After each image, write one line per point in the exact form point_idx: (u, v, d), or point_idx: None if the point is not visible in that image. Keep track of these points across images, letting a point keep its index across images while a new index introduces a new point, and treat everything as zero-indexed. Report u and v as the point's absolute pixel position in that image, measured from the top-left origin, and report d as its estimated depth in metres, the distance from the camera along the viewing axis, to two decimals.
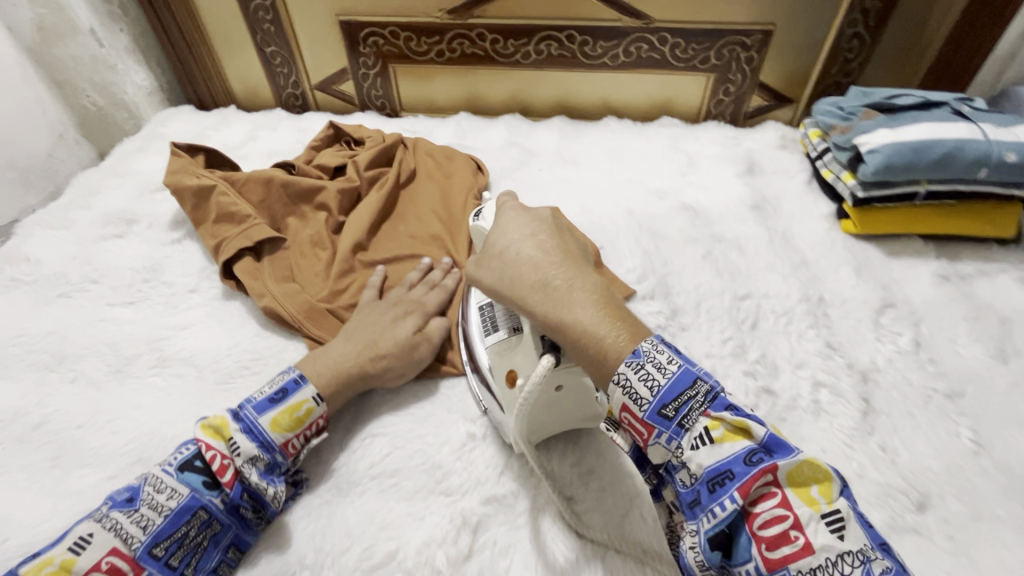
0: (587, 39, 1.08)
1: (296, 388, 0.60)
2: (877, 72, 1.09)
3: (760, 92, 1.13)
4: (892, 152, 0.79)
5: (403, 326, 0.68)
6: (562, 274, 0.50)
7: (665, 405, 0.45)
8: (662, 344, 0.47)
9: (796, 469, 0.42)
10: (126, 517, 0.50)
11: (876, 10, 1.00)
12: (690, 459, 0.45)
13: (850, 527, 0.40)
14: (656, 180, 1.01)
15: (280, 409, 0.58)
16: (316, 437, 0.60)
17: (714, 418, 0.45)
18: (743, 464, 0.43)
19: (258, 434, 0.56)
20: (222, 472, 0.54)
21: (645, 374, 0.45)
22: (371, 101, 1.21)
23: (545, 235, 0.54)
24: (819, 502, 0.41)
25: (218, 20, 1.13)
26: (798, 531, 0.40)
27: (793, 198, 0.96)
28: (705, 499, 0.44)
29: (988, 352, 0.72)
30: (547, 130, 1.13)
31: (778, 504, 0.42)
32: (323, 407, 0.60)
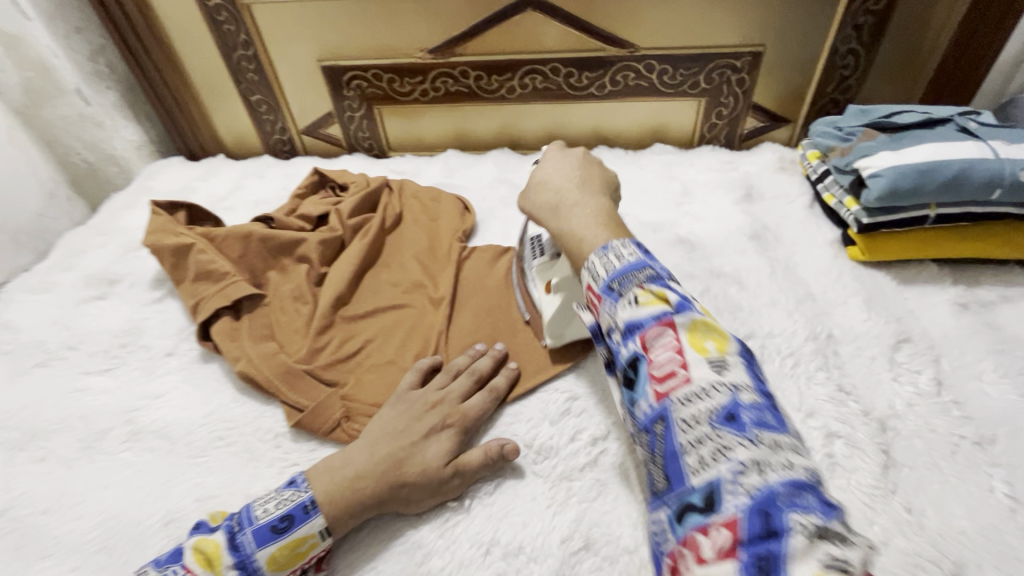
0: (572, 71, 1.05)
1: (303, 519, 0.53)
2: (876, 87, 1.05)
3: (754, 113, 1.10)
4: (895, 176, 0.74)
5: (436, 443, 0.59)
6: (584, 198, 0.63)
7: (613, 283, 0.51)
8: (631, 245, 0.54)
9: (694, 326, 0.46)
10: None
11: (870, 25, 0.96)
12: (616, 316, 0.49)
13: (733, 370, 0.43)
14: (649, 211, 0.97)
15: (280, 545, 0.52)
16: (315, 572, 0.54)
17: (646, 288, 0.48)
18: (654, 319, 0.46)
19: (252, 572, 0.51)
20: None
21: (606, 262, 0.53)
22: (359, 142, 1.20)
23: (577, 172, 0.67)
24: (738, 422, 0.40)
25: (202, 71, 1.13)
26: (684, 369, 0.43)
27: (795, 225, 0.91)
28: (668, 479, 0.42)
29: (1019, 390, 0.66)
30: (536, 164, 1.10)
31: (671, 349, 0.45)
32: (328, 540, 0.54)
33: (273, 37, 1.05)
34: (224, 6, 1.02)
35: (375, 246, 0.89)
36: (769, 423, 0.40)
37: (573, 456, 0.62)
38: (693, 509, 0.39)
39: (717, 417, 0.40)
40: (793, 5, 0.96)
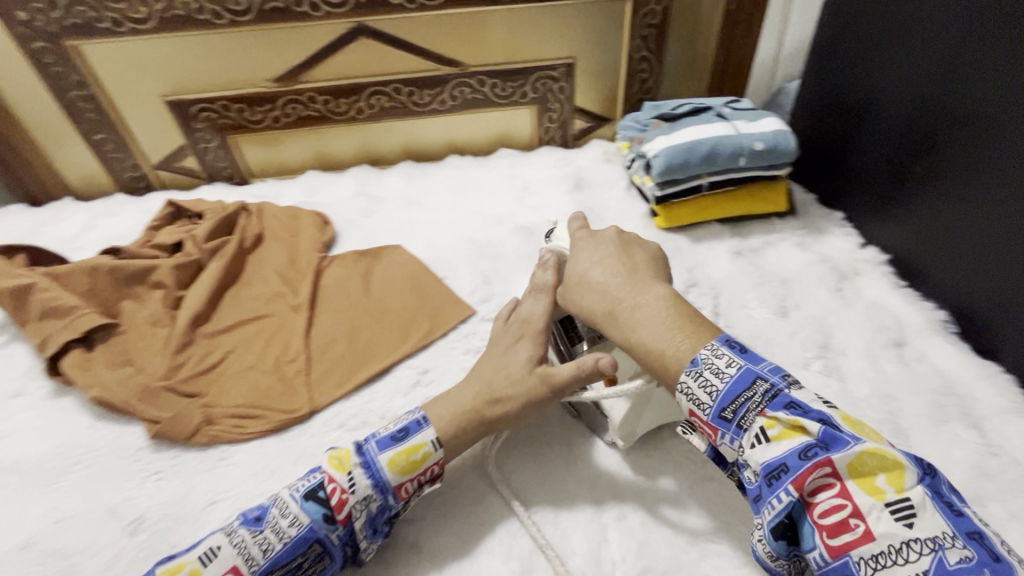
0: (413, 90, 1.16)
1: (418, 429, 0.61)
2: (671, 85, 1.25)
3: (580, 115, 1.26)
4: (669, 155, 0.91)
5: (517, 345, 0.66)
6: (627, 296, 0.62)
7: (725, 409, 0.51)
8: (722, 350, 0.53)
9: (858, 461, 0.45)
10: (253, 536, 0.53)
11: (653, 36, 1.16)
12: (749, 453, 0.49)
13: (922, 516, 0.42)
14: (496, 207, 1.09)
15: (399, 449, 0.59)
16: (429, 482, 0.60)
17: (771, 417, 0.49)
18: (798, 456, 0.46)
19: (376, 472, 0.57)
20: (339, 507, 0.55)
21: (705, 382, 0.52)
22: (218, 172, 1.22)
23: (622, 264, 0.66)
24: (884, 490, 0.44)
25: (34, 114, 1.10)
26: (860, 519, 0.43)
27: (615, 205, 1.08)
28: (766, 495, 0.47)
29: (772, 310, 0.84)
30: (394, 176, 1.19)
31: (838, 494, 0.45)
32: (439, 452, 0.60)
33: (109, 76, 1.06)
34: (50, 48, 1.02)
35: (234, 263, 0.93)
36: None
37: None
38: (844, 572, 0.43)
39: None
40: (589, 23, 1.13)
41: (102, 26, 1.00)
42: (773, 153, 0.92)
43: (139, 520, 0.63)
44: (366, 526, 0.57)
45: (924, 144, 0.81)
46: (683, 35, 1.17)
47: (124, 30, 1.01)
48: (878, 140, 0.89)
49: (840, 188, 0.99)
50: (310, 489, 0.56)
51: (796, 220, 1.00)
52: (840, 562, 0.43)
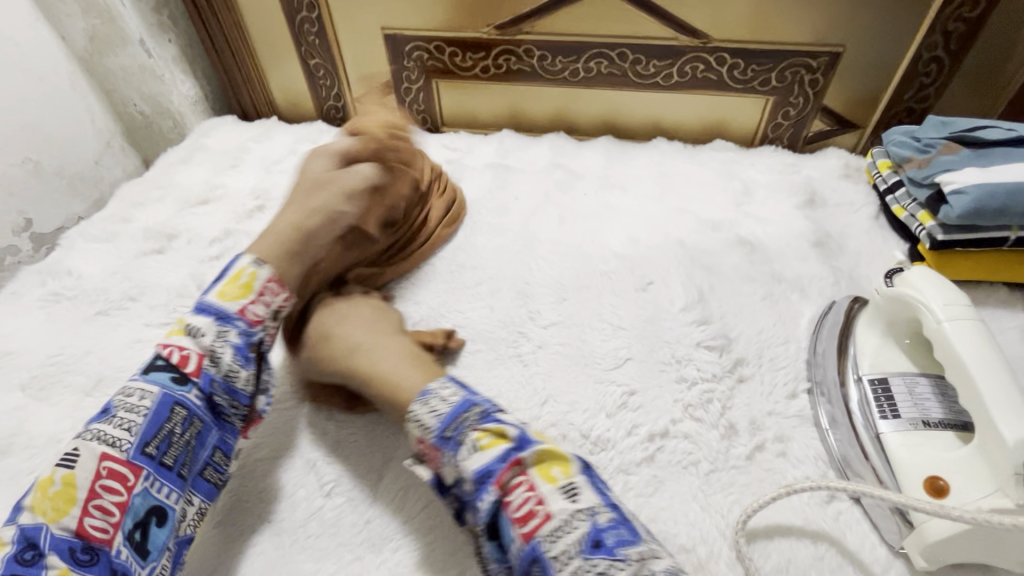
0: (639, 58, 1.03)
1: (232, 262, 0.64)
2: (955, 99, 1.01)
3: (823, 116, 1.06)
4: (981, 194, 0.72)
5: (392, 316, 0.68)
6: (385, 348, 0.63)
7: (445, 431, 0.52)
8: (447, 384, 0.56)
9: (541, 458, 0.50)
10: (108, 425, 0.51)
11: (959, 33, 0.92)
12: (461, 466, 0.50)
13: (583, 493, 0.48)
14: (709, 209, 0.95)
15: (223, 284, 0.62)
16: (273, 301, 0.64)
17: (483, 430, 0.51)
18: (499, 461, 0.49)
19: (212, 309, 0.59)
20: (185, 362, 0.56)
21: (582, 562, 0.44)
22: (413, 115, 1.19)
23: (365, 329, 0.65)
24: (557, 478, 0.49)
25: (263, 31, 1.12)
26: (543, 505, 0.47)
27: (860, 234, 0.89)
28: (477, 499, 0.49)
29: None
30: (593, 151, 1.08)
31: (526, 489, 0.48)
32: (265, 271, 0.64)
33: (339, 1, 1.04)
34: None
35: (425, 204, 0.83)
36: (627, 538, 0.45)
37: (631, 450, 0.62)
38: (534, 556, 0.45)
39: (587, 546, 0.44)
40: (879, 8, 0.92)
41: None
42: None
43: (337, 482, 0.61)
44: (236, 356, 0.58)
45: None
46: (1000, 38, 0.92)
47: None
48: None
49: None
50: (148, 365, 0.56)
51: None
52: (530, 547, 0.46)
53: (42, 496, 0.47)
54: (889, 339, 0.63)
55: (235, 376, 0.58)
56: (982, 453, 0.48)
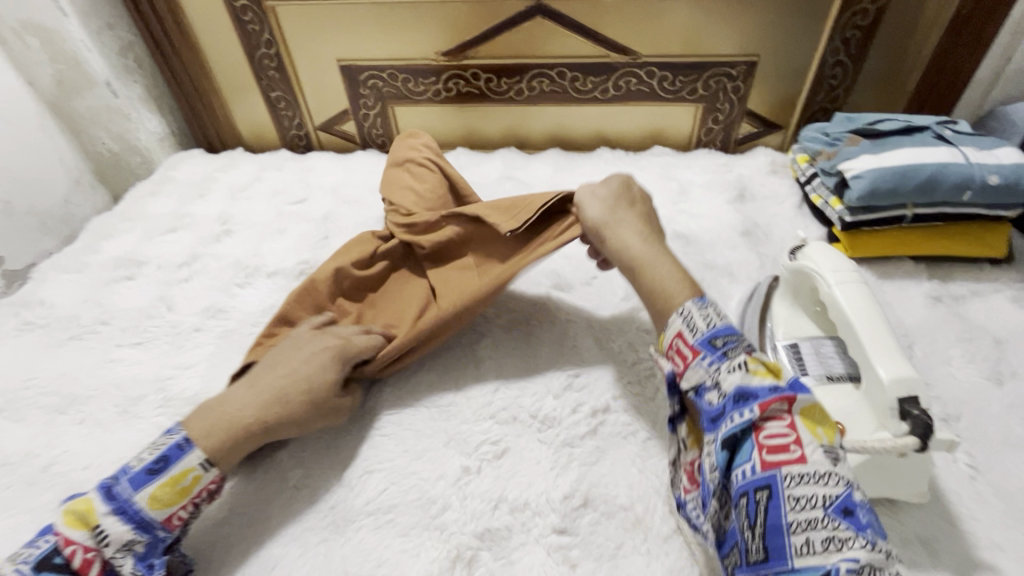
0: (577, 75, 1.11)
1: (179, 457, 0.56)
2: (863, 97, 1.11)
3: (749, 119, 1.16)
4: (876, 177, 0.80)
5: (323, 367, 0.65)
6: (659, 267, 0.66)
7: (715, 339, 0.56)
8: (722, 307, 0.60)
9: (812, 411, 0.49)
10: None
11: (857, 39, 1.03)
12: (722, 379, 0.52)
13: (844, 463, 0.46)
14: (649, 209, 1.03)
15: (159, 484, 0.54)
16: (206, 502, 0.58)
17: (755, 359, 0.53)
18: (769, 390, 0.50)
19: (134, 514, 0.53)
20: (86, 567, 0.51)
21: (706, 314, 0.58)
22: (372, 139, 1.26)
23: (635, 235, 0.69)
24: (822, 436, 0.48)
25: (225, 69, 1.19)
26: (799, 446, 0.47)
27: (785, 223, 0.98)
28: (726, 411, 0.50)
29: (984, 374, 0.72)
30: (542, 162, 1.16)
31: (786, 425, 0.48)
32: (213, 472, 0.58)
33: (295, 38, 1.11)
34: (250, 6, 1.08)
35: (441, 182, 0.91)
36: (878, 531, 0.43)
37: (575, 425, 0.67)
38: (768, 483, 0.45)
39: (834, 506, 0.43)
40: (785, 20, 1.02)
41: None
42: (1009, 191, 0.79)
43: (303, 475, 0.65)
44: (139, 567, 0.53)
45: None
46: (892, 41, 1.03)
47: None
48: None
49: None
50: (41, 559, 0.50)
51: (1014, 269, 0.85)
52: (768, 475, 0.46)
53: None
54: (797, 309, 0.71)
55: None
56: (869, 398, 0.56)
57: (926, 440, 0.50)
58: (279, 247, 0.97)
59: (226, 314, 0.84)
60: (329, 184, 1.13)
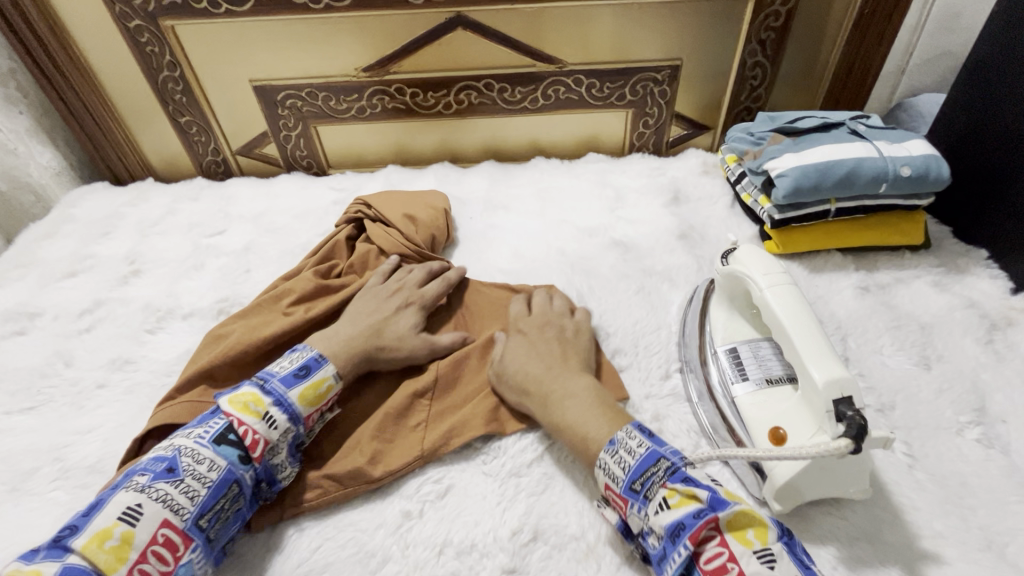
0: (505, 86, 1.09)
1: (318, 365, 0.63)
2: (783, 96, 1.15)
3: (678, 122, 1.17)
4: (798, 175, 0.82)
5: (404, 316, 0.73)
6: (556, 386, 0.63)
7: (635, 481, 0.52)
8: (634, 431, 0.56)
9: (737, 518, 0.47)
10: (173, 487, 0.51)
11: (772, 40, 1.06)
12: (651, 520, 0.50)
13: (782, 562, 0.45)
14: (586, 217, 1.01)
15: (306, 385, 0.61)
16: (329, 411, 0.64)
17: (672, 489, 0.50)
18: (692, 517, 0.47)
19: (288, 407, 0.58)
20: (255, 446, 0.55)
21: (620, 458, 0.54)
22: (297, 161, 1.19)
23: (548, 356, 0.66)
24: (754, 542, 0.46)
25: (126, 94, 1.09)
26: (737, 563, 0.45)
27: (719, 223, 0.99)
28: (667, 552, 0.48)
29: (912, 360, 0.74)
30: (477, 176, 1.13)
31: (719, 544, 0.46)
32: (340, 385, 0.64)
33: (201, 58, 1.04)
34: (146, 26, 1.00)
35: (420, 229, 0.90)
36: None
37: (521, 453, 0.64)
38: None
39: None
40: (703, 24, 1.04)
41: (198, 6, 0.97)
42: (920, 182, 0.82)
43: None
44: (288, 453, 0.59)
45: (998, 186, 0.84)
46: (805, 41, 1.07)
47: (219, 12, 0.98)
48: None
49: (1002, 210, 0.84)
50: (218, 433, 0.55)
51: (931, 255, 0.89)
52: None
53: (97, 547, 0.46)
54: (735, 312, 0.71)
55: (281, 470, 0.58)
56: (806, 400, 0.55)
57: (861, 441, 0.49)
58: (195, 286, 0.89)
59: (135, 365, 0.77)
60: (250, 212, 1.06)
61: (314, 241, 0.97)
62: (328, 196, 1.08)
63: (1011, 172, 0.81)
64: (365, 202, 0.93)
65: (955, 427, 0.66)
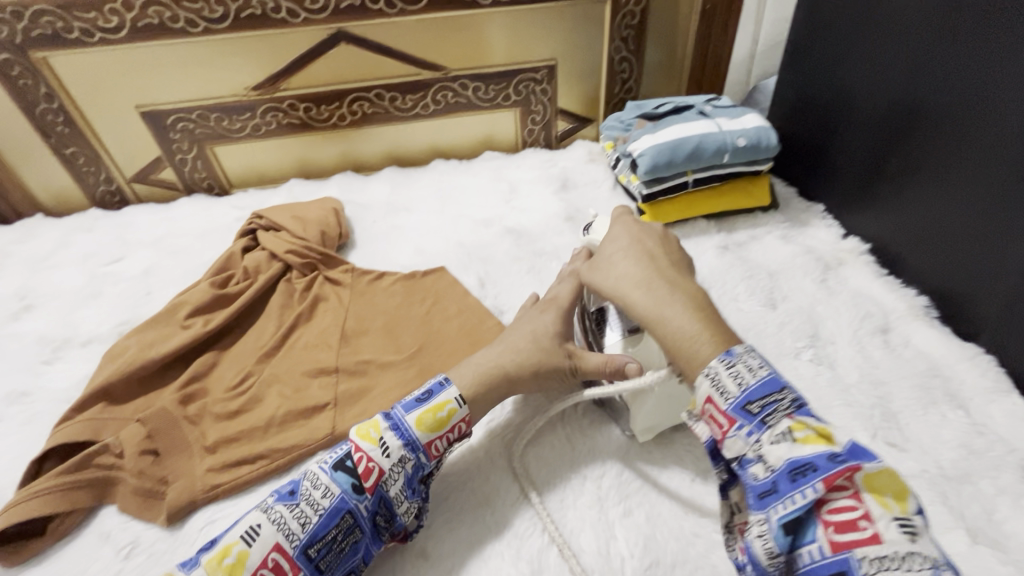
0: (395, 95, 1.15)
1: (440, 389, 0.61)
2: (652, 86, 1.27)
3: (563, 117, 1.27)
4: (655, 153, 0.93)
5: (545, 320, 0.68)
6: (650, 287, 0.58)
7: (750, 402, 0.47)
8: (756, 352, 0.50)
9: (879, 477, 0.42)
10: (288, 510, 0.52)
11: (633, 37, 1.18)
12: (766, 449, 0.45)
13: (923, 540, 0.40)
14: (484, 210, 1.09)
15: (425, 409, 0.59)
16: (456, 441, 0.60)
17: (800, 422, 0.45)
18: (826, 459, 0.42)
19: (404, 432, 0.57)
20: (368, 474, 0.54)
21: (736, 373, 0.48)
22: (196, 184, 1.19)
23: (639, 251, 0.64)
24: (894, 507, 0.41)
25: (1, 129, 1.06)
26: (871, 523, 0.40)
27: (603, 204, 1.09)
28: (781, 489, 0.43)
29: (762, 302, 0.86)
30: (379, 182, 1.18)
31: (854, 498, 0.42)
32: (464, 410, 0.61)
33: (80, 88, 1.03)
34: (16, 59, 0.98)
35: (319, 234, 0.94)
36: None
37: None
38: (842, 569, 0.40)
39: None
40: (570, 26, 1.14)
41: (71, 36, 0.97)
42: (756, 150, 0.94)
43: (135, 543, 0.60)
44: (405, 486, 0.56)
45: (829, 116, 0.96)
46: (662, 36, 1.19)
47: (93, 40, 0.98)
48: (862, 114, 0.88)
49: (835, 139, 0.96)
50: (338, 458, 0.55)
51: (779, 213, 1.02)
52: (841, 558, 0.40)
53: (217, 564, 0.48)
54: None
55: (398, 504, 0.55)
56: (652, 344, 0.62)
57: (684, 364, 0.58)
58: (93, 314, 0.89)
59: (31, 397, 0.76)
60: (150, 237, 1.06)
61: (217, 258, 0.99)
62: (231, 214, 1.10)
63: (833, 122, 0.95)
64: (259, 214, 0.96)
65: (794, 352, 0.78)
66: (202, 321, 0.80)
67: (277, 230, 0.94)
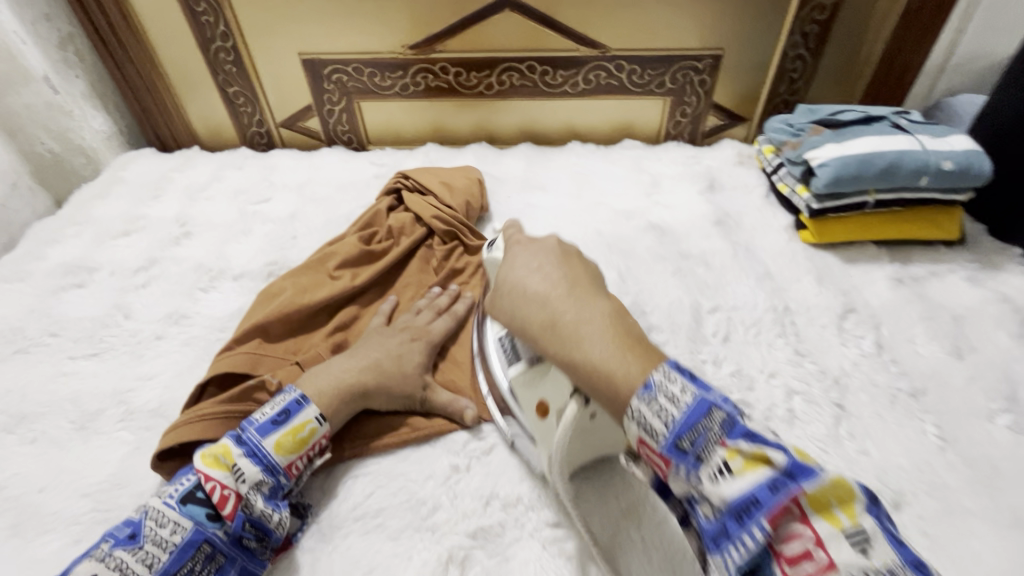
0: (547, 69, 1.11)
1: (298, 409, 0.59)
2: (822, 91, 1.15)
3: (715, 112, 1.18)
4: (840, 166, 0.84)
5: (411, 351, 0.69)
6: (560, 303, 0.51)
7: (681, 437, 0.41)
8: (674, 372, 0.44)
9: (822, 493, 0.37)
10: (131, 555, 0.48)
11: (815, 34, 1.07)
12: (709, 493, 0.39)
13: (878, 548, 0.35)
14: (623, 201, 1.03)
15: (283, 432, 0.57)
16: (318, 457, 0.60)
17: (734, 449, 0.40)
18: (767, 491, 0.37)
19: (263, 458, 0.56)
20: (223, 502, 0.52)
21: (659, 409, 0.42)
22: (338, 136, 1.22)
23: (555, 269, 0.54)
24: (841, 519, 0.36)
25: (178, 62, 1.12)
26: (823, 549, 0.35)
27: (754, 212, 1.00)
28: (726, 531, 0.38)
29: (945, 349, 0.75)
30: (514, 157, 1.15)
31: (799, 525, 0.36)
32: (326, 427, 0.60)
33: (253, 30, 1.06)
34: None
35: (462, 202, 0.92)
36: None
37: None
38: None
39: None
40: (748, 15, 1.05)
41: None
42: (961, 177, 0.83)
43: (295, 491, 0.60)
44: (267, 503, 0.55)
45: None
46: (849, 37, 1.07)
47: None
48: None
49: None
50: (187, 492, 0.53)
51: (965, 250, 0.90)
52: None
53: None
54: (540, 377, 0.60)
55: (266, 519, 0.53)
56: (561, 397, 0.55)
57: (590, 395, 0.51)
58: (243, 249, 0.92)
59: (190, 321, 0.80)
60: (294, 182, 1.09)
61: (356, 212, 1.00)
62: (369, 170, 1.11)
63: None
64: (406, 175, 0.96)
65: (987, 413, 0.68)
66: (351, 276, 0.81)
67: (423, 194, 0.94)
